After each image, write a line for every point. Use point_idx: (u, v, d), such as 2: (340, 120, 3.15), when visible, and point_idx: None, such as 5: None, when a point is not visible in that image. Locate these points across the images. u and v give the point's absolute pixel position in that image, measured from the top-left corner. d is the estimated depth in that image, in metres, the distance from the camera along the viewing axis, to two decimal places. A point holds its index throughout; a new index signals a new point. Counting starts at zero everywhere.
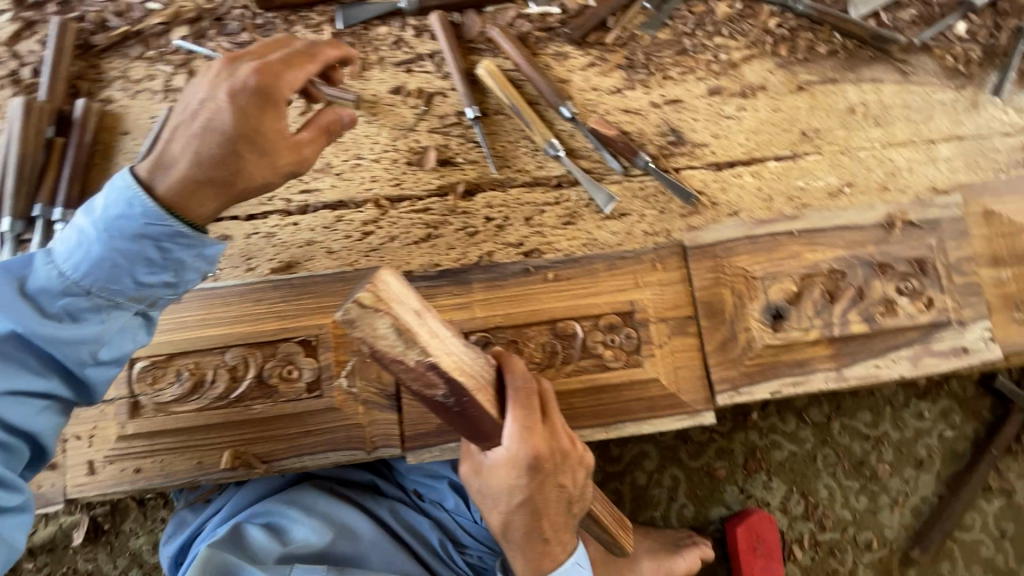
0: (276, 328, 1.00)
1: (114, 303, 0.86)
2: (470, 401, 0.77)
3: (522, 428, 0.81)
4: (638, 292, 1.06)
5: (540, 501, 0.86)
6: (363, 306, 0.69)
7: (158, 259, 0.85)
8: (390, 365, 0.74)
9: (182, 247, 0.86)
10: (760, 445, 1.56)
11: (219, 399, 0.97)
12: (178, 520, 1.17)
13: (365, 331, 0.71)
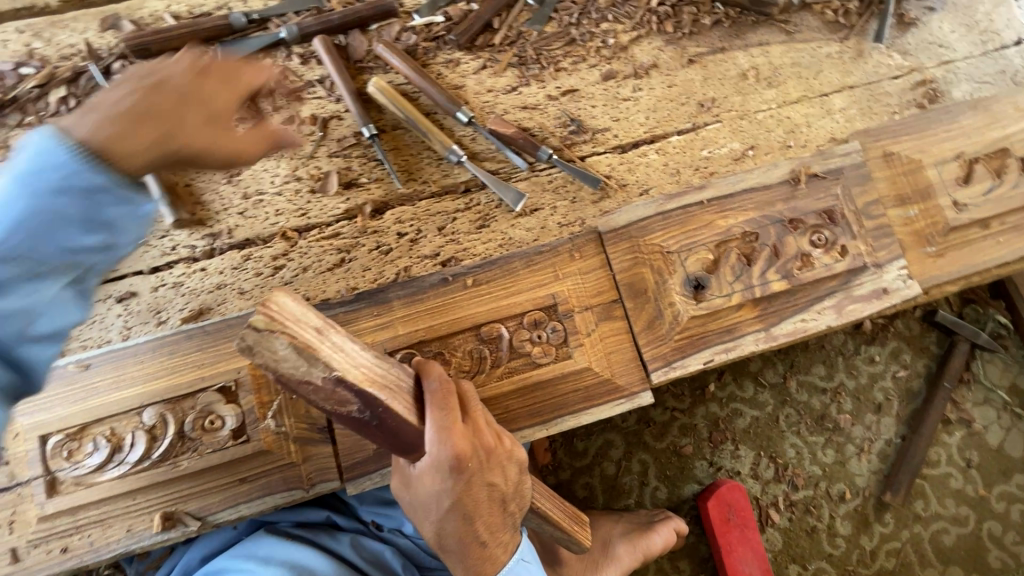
0: (190, 379, 0.96)
1: (36, 272, 0.74)
2: (385, 413, 0.76)
3: (443, 435, 0.79)
4: (560, 284, 1.05)
5: (472, 504, 0.84)
6: (257, 330, 0.66)
7: (92, 216, 0.78)
8: (299, 389, 0.72)
9: (116, 200, 0.80)
10: (722, 416, 1.57)
11: (141, 462, 0.94)
12: None
13: (264, 356, 0.68)
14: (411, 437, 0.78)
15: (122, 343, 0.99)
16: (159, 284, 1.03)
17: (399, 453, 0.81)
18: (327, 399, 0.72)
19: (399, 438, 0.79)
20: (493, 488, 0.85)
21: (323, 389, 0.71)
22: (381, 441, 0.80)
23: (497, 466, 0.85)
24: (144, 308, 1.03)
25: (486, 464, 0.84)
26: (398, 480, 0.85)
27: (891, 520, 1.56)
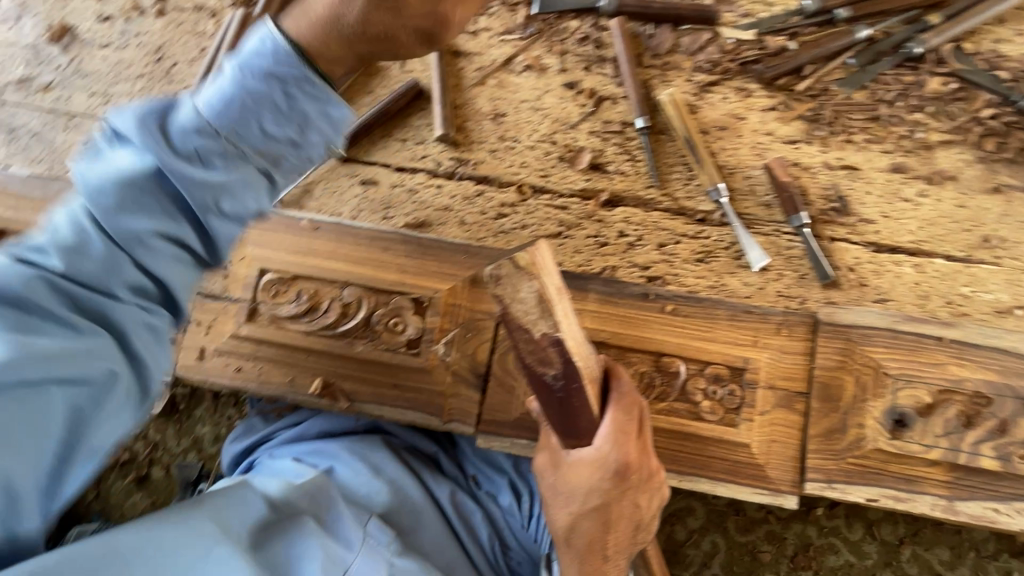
0: (394, 279, 1.03)
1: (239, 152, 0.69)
2: (576, 390, 0.81)
3: (616, 435, 0.82)
4: (755, 352, 1.01)
5: (614, 512, 0.85)
6: (518, 267, 0.77)
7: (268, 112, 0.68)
8: (518, 333, 0.81)
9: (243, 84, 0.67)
10: (816, 544, 1.45)
11: (327, 329, 1.02)
12: (248, 423, 1.24)
13: (507, 290, 0.79)
14: (584, 424, 0.83)
15: (351, 221, 1.06)
16: (398, 183, 1.09)
17: (563, 433, 0.85)
18: (536, 351, 0.80)
19: (573, 420, 0.83)
20: (633, 507, 0.86)
21: (538, 341, 0.79)
22: (551, 415, 0.85)
23: (644, 488, 0.86)
24: (377, 198, 1.09)
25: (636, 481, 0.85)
26: (545, 460, 0.88)
27: None
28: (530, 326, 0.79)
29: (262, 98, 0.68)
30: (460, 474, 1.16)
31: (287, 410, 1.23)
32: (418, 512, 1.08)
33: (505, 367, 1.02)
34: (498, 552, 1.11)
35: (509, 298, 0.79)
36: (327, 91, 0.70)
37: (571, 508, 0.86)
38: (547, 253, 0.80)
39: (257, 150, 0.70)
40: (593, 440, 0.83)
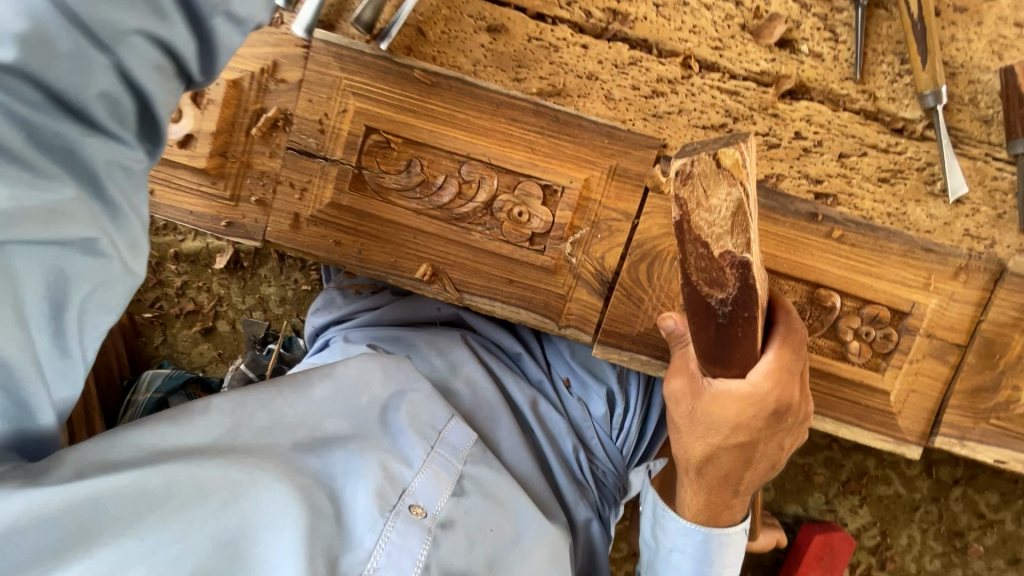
0: (522, 159, 0.87)
1: None
2: (744, 324, 0.71)
3: (773, 376, 0.75)
4: (924, 296, 0.88)
5: (755, 451, 0.81)
6: (720, 167, 0.62)
7: None
8: (689, 249, 0.67)
9: None
10: (870, 473, 1.47)
11: (441, 210, 0.89)
12: (327, 297, 1.15)
13: (694, 194, 0.64)
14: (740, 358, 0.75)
15: (474, 78, 0.86)
16: (535, 35, 0.87)
17: (710, 365, 0.77)
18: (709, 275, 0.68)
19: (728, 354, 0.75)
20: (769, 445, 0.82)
21: (715, 264, 0.66)
22: (700, 344, 0.75)
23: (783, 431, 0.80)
24: (506, 53, 0.88)
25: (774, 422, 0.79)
26: (681, 389, 0.80)
27: None
28: (710, 242, 0.65)
29: None
30: (546, 378, 1.09)
31: (368, 289, 1.14)
32: (499, 413, 0.99)
33: (635, 277, 0.90)
34: (581, 463, 1.05)
35: (693, 207, 0.64)
36: None
37: (709, 443, 0.80)
38: (753, 156, 0.63)
39: None
40: (743, 374, 0.76)
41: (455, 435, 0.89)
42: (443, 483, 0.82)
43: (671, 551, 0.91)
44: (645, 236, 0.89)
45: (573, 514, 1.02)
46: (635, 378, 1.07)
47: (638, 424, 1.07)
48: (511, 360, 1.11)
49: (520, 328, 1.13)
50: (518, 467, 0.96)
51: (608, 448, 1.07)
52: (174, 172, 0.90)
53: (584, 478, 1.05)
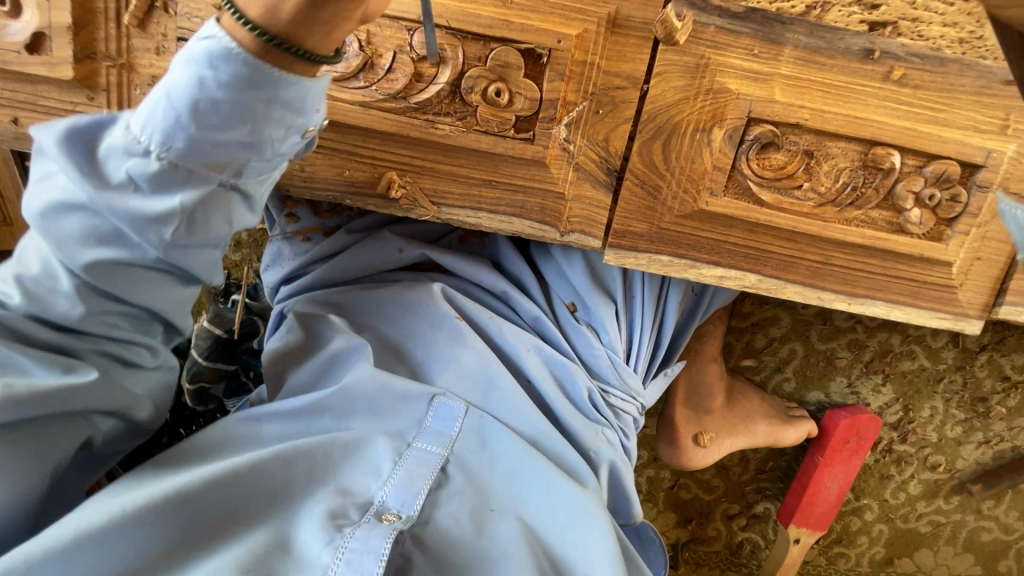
0: (491, 17, 0.65)
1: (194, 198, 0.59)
2: None
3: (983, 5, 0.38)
4: (1001, 142, 0.72)
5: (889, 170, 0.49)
6: None
7: (219, 110, 0.55)
8: None
9: (252, 118, 0.56)
10: (895, 351, 1.40)
11: (393, 99, 0.68)
12: (275, 251, 1.02)
13: None
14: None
15: None
16: None
17: None
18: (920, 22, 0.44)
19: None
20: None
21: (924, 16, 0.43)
22: None
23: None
24: None
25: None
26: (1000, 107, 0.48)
27: (954, 503, 1.54)
28: None
29: (205, 116, 0.55)
30: (544, 309, 0.95)
31: (318, 233, 1.01)
32: (495, 376, 0.88)
33: (648, 160, 0.73)
34: (595, 398, 0.92)
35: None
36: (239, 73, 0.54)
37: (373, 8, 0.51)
38: None
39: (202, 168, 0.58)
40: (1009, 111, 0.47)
41: (439, 420, 0.83)
42: (420, 480, 0.77)
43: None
44: (657, 106, 0.70)
45: (592, 456, 0.89)
46: (641, 293, 0.94)
47: (652, 338, 0.97)
48: (497, 298, 0.97)
49: (505, 258, 0.99)
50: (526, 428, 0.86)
51: (625, 376, 0.94)
52: (40, 89, 0.68)
53: (601, 413, 0.92)
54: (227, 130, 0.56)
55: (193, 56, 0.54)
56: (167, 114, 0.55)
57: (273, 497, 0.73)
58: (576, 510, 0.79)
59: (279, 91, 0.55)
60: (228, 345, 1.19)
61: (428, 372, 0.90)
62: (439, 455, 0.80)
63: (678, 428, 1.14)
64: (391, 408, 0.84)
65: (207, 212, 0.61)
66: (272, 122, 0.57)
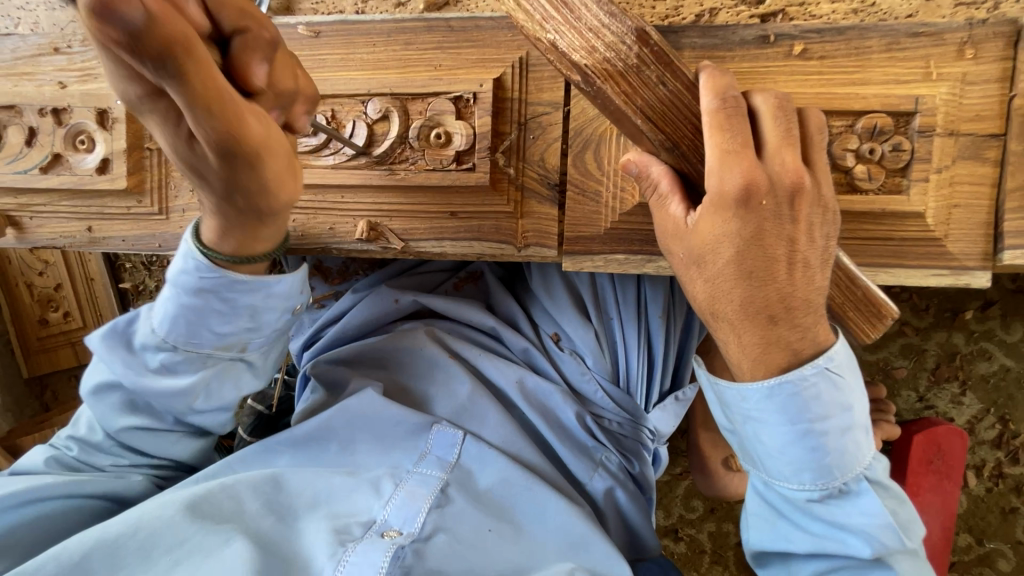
0: (425, 79, 0.80)
1: (202, 355, 0.77)
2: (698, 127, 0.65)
3: (781, 147, 0.61)
4: (928, 88, 0.73)
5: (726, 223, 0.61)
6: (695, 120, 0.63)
7: (225, 308, 0.73)
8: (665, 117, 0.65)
9: (245, 292, 0.72)
10: (963, 352, 1.24)
11: (358, 157, 0.82)
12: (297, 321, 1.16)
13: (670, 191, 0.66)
14: (808, 298, 0.63)
15: (357, 16, 0.82)
16: None
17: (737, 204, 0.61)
18: (597, 50, 0.64)
19: (758, 236, 0.61)
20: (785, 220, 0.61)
21: (612, 32, 0.63)
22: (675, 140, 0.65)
23: (737, 158, 0.60)
24: None
25: (780, 164, 0.61)
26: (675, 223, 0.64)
27: None
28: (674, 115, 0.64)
29: (205, 310, 0.73)
30: (532, 341, 0.99)
31: (332, 298, 1.16)
32: (484, 408, 0.94)
33: (583, 169, 0.80)
34: (590, 424, 0.94)
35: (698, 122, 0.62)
36: (261, 280, 0.73)
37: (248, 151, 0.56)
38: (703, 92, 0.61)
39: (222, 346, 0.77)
40: (663, 249, 0.69)
41: (439, 447, 0.90)
42: (419, 499, 0.82)
43: (783, 450, 0.66)
44: (580, 121, 0.79)
45: (589, 490, 0.93)
46: (619, 315, 0.95)
47: (646, 354, 0.96)
48: (488, 334, 1.03)
49: (496, 299, 1.06)
50: (519, 453, 0.91)
51: (619, 398, 0.95)
52: (107, 200, 0.89)
53: (599, 440, 0.94)
54: (231, 339, 0.76)
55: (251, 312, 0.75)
56: (235, 376, 0.81)
57: (280, 512, 0.80)
58: (578, 538, 0.84)
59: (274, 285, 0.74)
60: (268, 419, 1.26)
61: (431, 405, 0.96)
62: (440, 477, 0.86)
63: (707, 454, 1.08)
64: (391, 438, 0.92)
65: (221, 381, 0.80)
66: (247, 341, 0.78)
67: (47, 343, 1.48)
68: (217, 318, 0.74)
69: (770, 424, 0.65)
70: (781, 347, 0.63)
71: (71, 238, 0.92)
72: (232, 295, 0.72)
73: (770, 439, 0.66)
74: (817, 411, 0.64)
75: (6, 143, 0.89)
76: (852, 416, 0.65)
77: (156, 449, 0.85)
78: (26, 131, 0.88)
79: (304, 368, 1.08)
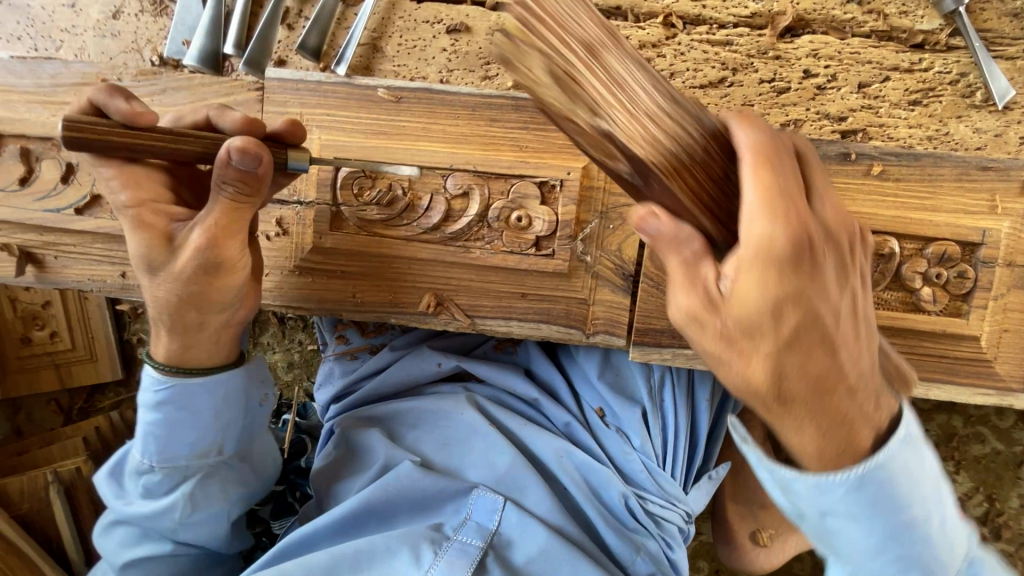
0: (511, 160, 0.78)
1: (178, 471, 0.73)
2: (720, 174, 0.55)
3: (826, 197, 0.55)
4: (993, 221, 0.77)
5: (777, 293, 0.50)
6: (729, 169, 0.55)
7: (188, 414, 0.70)
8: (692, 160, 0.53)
9: (206, 393, 0.69)
10: (960, 434, 1.31)
11: (434, 232, 0.80)
12: (326, 370, 1.12)
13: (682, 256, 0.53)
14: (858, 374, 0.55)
15: (442, 86, 0.80)
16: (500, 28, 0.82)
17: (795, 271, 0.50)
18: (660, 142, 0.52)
19: (796, 342, 0.52)
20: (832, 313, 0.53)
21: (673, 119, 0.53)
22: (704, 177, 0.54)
23: (757, 274, 0.50)
24: (473, 53, 0.82)
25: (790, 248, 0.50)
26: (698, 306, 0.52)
27: None
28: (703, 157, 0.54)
29: (171, 421, 0.70)
30: (574, 415, 0.98)
31: (366, 352, 1.12)
32: (525, 478, 0.93)
33: (660, 264, 0.80)
34: (631, 505, 0.92)
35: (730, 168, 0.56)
36: (219, 374, 0.70)
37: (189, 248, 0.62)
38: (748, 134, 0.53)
39: (180, 473, 0.73)
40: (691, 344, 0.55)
41: (479, 515, 0.91)
42: (458, 571, 0.84)
43: (823, 516, 0.57)
44: None
45: (631, 567, 0.92)
46: (669, 396, 0.94)
47: (690, 433, 0.96)
48: (529, 404, 1.02)
49: (536, 366, 1.04)
50: (564, 525, 0.91)
51: (662, 480, 0.94)
52: None
53: (641, 523, 0.92)
54: (198, 441, 0.72)
55: (233, 387, 0.72)
56: (198, 467, 0.74)
57: None
58: None
59: (232, 377, 0.71)
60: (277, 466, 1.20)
61: (469, 472, 0.95)
62: (477, 547, 0.87)
63: (733, 525, 1.13)
64: (431, 504, 0.93)
65: (205, 486, 0.74)
66: (216, 442, 0.73)
67: (28, 364, 1.36)
68: (185, 426, 0.71)
69: (849, 515, 0.55)
70: (836, 439, 0.55)
71: (99, 282, 0.84)
72: (188, 397, 0.69)
73: (859, 537, 0.56)
74: (902, 497, 0.55)
75: (38, 177, 0.81)
76: (941, 496, 0.58)
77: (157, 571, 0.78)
78: (63, 167, 0.81)
79: (332, 424, 1.06)
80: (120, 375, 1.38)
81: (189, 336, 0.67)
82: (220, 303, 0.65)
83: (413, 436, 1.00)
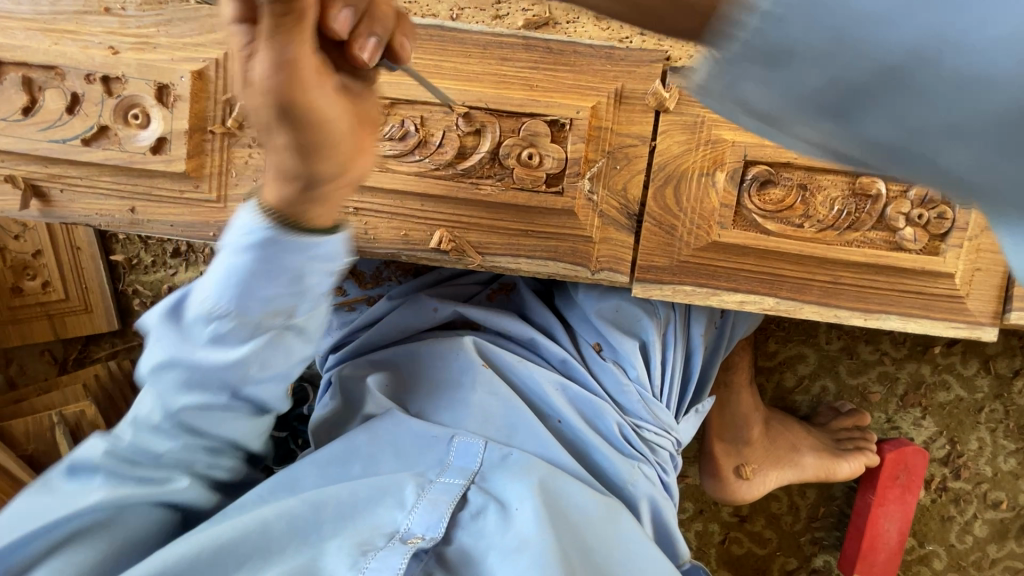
0: (521, 99, 0.80)
1: (247, 323, 0.67)
2: None
3: None
4: None
5: None
6: None
7: (267, 269, 0.63)
8: None
9: (288, 253, 0.63)
10: (928, 381, 1.40)
11: (445, 169, 0.82)
12: (324, 323, 1.16)
13: None
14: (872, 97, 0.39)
15: (454, 23, 0.81)
16: None
17: None
18: None
19: None
20: None
21: None
22: None
23: None
24: None
25: None
26: None
27: None
28: None
29: (249, 272, 0.63)
30: (571, 352, 1.02)
31: (363, 302, 1.16)
32: (520, 416, 0.95)
33: (662, 203, 0.84)
34: (627, 433, 0.98)
35: None
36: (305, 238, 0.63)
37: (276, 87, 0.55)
38: None
39: (249, 321, 0.67)
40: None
41: (460, 458, 0.89)
42: (442, 505, 0.82)
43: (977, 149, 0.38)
44: (665, 158, 0.83)
45: (631, 493, 0.95)
46: (662, 330, 1.00)
47: (683, 359, 1.03)
48: (525, 345, 1.05)
49: (532, 309, 1.08)
50: (559, 460, 0.93)
51: (653, 407, 0.99)
52: (157, 182, 0.83)
53: (636, 448, 0.98)
54: (273, 305, 0.66)
55: (315, 257, 0.64)
56: (265, 318, 0.67)
57: (302, 530, 0.80)
58: (606, 522, 0.86)
59: (320, 248, 0.64)
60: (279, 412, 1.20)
61: (460, 413, 0.96)
62: (461, 483, 0.86)
63: (720, 461, 1.24)
64: (414, 454, 0.91)
65: (271, 350, 0.70)
66: (291, 309, 0.67)
67: (21, 314, 1.35)
68: (263, 281, 0.64)
69: None
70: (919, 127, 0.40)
71: (108, 216, 0.84)
72: (276, 255, 0.63)
73: None
74: None
75: (42, 106, 0.80)
76: None
77: (190, 449, 0.78)
78: (68, 97, 0.80)
79: (331, 372, 1.08)
80: (116, 326, 1.37)
81: (309, 190, 0.62)
82: (323, 144, 0.59)
83: (400, 387, 1.01)
